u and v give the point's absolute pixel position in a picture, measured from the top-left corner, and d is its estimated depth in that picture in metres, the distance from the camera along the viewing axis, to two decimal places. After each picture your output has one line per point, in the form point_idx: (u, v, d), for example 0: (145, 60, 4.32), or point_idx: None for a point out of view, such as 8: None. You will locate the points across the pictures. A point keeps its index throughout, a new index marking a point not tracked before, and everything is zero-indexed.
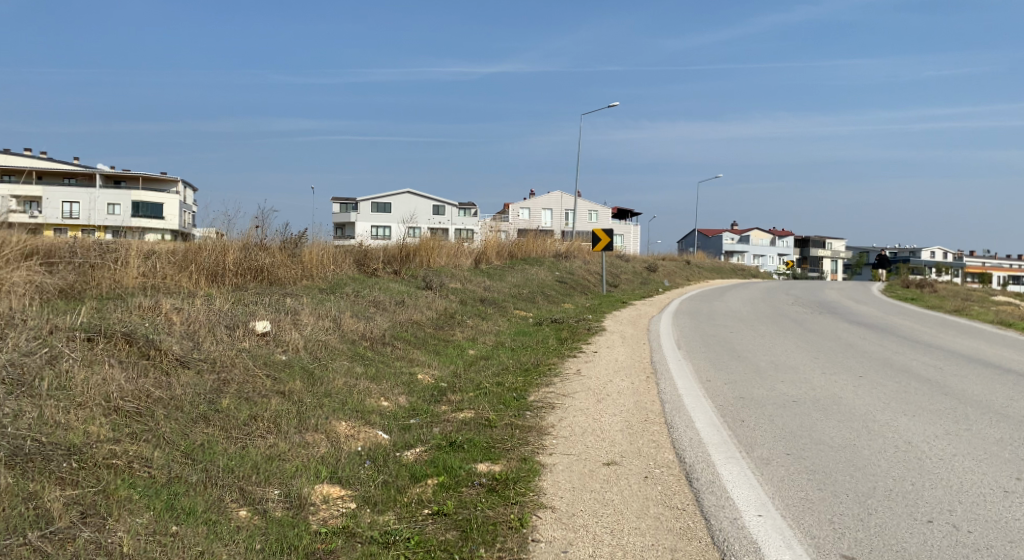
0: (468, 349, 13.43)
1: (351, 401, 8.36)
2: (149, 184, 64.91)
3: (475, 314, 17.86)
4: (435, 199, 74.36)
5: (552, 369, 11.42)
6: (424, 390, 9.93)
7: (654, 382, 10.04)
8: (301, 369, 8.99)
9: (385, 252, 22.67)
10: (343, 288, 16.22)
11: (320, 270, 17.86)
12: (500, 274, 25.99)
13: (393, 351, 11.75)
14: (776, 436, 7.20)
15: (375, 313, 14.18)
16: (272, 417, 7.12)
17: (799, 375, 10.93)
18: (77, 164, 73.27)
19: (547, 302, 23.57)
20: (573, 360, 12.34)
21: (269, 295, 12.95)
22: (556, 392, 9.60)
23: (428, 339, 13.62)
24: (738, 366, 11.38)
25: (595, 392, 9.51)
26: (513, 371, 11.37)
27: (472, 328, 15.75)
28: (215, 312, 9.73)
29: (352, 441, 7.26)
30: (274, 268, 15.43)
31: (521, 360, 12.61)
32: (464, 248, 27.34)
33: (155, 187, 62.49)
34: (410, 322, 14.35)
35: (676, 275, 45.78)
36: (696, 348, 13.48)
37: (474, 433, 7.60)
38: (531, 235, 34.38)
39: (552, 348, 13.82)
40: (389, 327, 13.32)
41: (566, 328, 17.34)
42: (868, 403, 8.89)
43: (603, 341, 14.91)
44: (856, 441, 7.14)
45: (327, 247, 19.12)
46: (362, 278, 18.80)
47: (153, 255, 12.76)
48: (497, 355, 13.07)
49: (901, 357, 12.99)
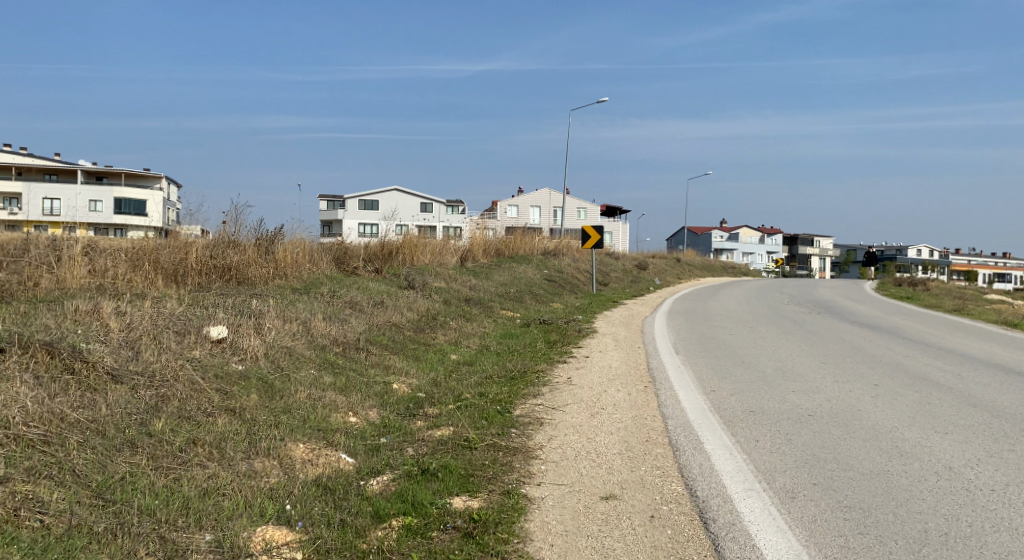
0: (450, 354, 12.46)
1: (312, 418, 7.40)
2: (133, 180, 63.87)
3: (459, 316, 16.89)
4: (423, 196, 73.32)
5: (540, 377, 10.46)
6: (400, 402, 8.97)
7: (653, 393, 9.10)
8: (259, 381, 8.02)
9: (366, 250, 21.67)
10: (318, 289, 15.22)
11: (296, 269, 16.87)
12: (486, 273, 25.04)
13: (368, 358, 10.78)
14: (796, 462, 6.27)
15: (351, 315, 13.19)
16: (215, 442, 6.15)
17: (810, 383, 9.99)
18: (59, 161, 71.95)
19: (535, 301, 22.62)
20: (563, 367, 11.38)
21: (235, 296, 11.96)
22: (545, 405, 8.65)
23: (408, 342, 12.66)
24: (743, 375, 10.43)
25: (589, 406, 8.55)
26: (497, 380, 10.42)
27: (456, 330, 14.78)
28: (164, 317, 8.75)
29: (310, 469, 6.29)
30: (243, 266, 14.45)
31: (507, 365, 11.65)
32: (449, 247, 26.36)
33: (139, 184, 61.50)
34: (388, 324, 13.39)
35: (668, 274, 44.80)
36: (696, 353, 12.54)
37: (451, 457, 6.64)
38: (520, 233, 33.42)
39: (541, 353, 12.87)
40: (366, 330, 12.34)
41: (556, 330, 16.39)
42: (892, 417, 7.94)
43: (595, 345, 13.97)
44: (889, 466, 6.21)
45: (303, 243, 18.12)
46: (342, 277, 17.83)
47: (107, 252, 11.77)
48: (482, 361, 12.11)
49: (915, 362, 12.07)
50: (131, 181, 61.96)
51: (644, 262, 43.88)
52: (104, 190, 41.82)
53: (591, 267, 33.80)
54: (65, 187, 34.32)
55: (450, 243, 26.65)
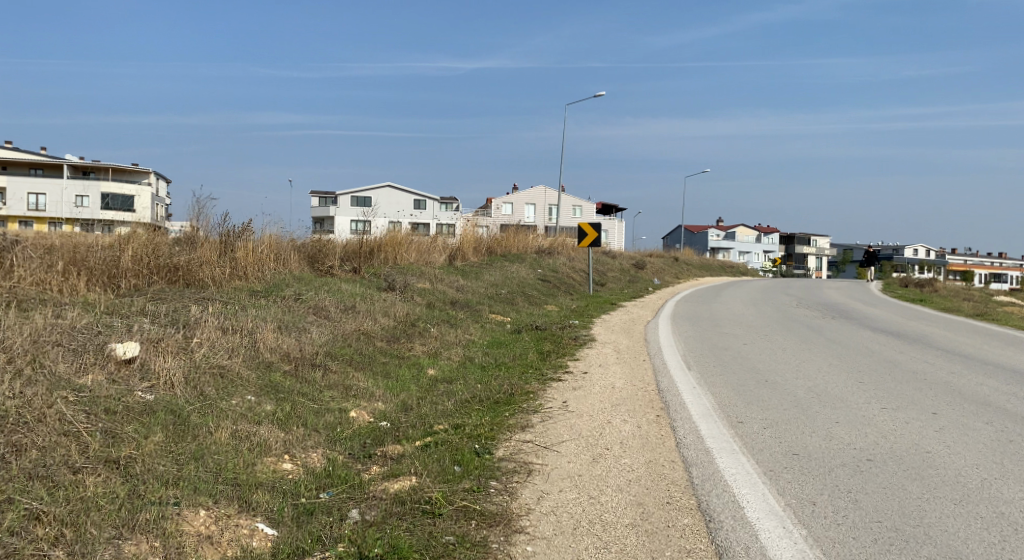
0: (427, 370, 10.76)
1: (232, 472, 5.73)
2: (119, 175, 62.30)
3: (442, 321, 15.16)
4: (417, 193, 71.73)
5: (528, 402, 8.73)
6: (354, 439, 7.24)
7: (668, 426, 7.41)
8: (169, 418, 6.32)
9: (343, 249, 19.92)
10: (281, 292, 13.49)
11: (260, 269, 15.18)
12: (476, 273, 23.31)
13: (323, 379, 9.02)
14: (877, 544, 4.60)
15: (312, 323, 11.44)
16: (71, 515, 4.54)
17: (854, 408, 8.27)
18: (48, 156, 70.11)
19: (528, 303, 20.93)
20: (556, 387, 9.65)
21: (171, 304, 10.22)
22: (533, 444, 6.93)
23: (378, 354, 10.96)
24: (772, 399, 8.71)
25: (589, 445, 6.84)
26: (478, 404, 8.72)
27: (436, 339, 13.05)
28: (58, 334, 7.08)
29: (207, 552, 4.61)
30: (190, 268, 12.70)
31: (492, 384, 9.94)
32: (437, 245, 24.59)
33: (127, 179, 60.00)
34: (358, 333, 11.69)
35: (665, 272, 43.14)
36: (711, 369, 10.83)
37: (404, 532, 4.94)
38: (512, 230, 31.63)
39: (531, 368, 11.16)
40: (327, 342, 10.60)
41: (550, 338, 14.68)
42: (974, 459, 6.22)
43: (593, 358, 12.25)
44: (1007, 551, 4.52)
45: (271, 238, 16.42)
46: (313, 277, 16.12)
47: (20, 253, 10.12)
48: (463, 379, 10.37)
49: (966, 379, 10.31)
50: (118, 177, 60.15)
51: (640, 261, 42.07)
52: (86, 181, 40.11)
53: (588, 267, 32.05)
54: (46, 179, 32.67)
55: (437, 240, 24.90)
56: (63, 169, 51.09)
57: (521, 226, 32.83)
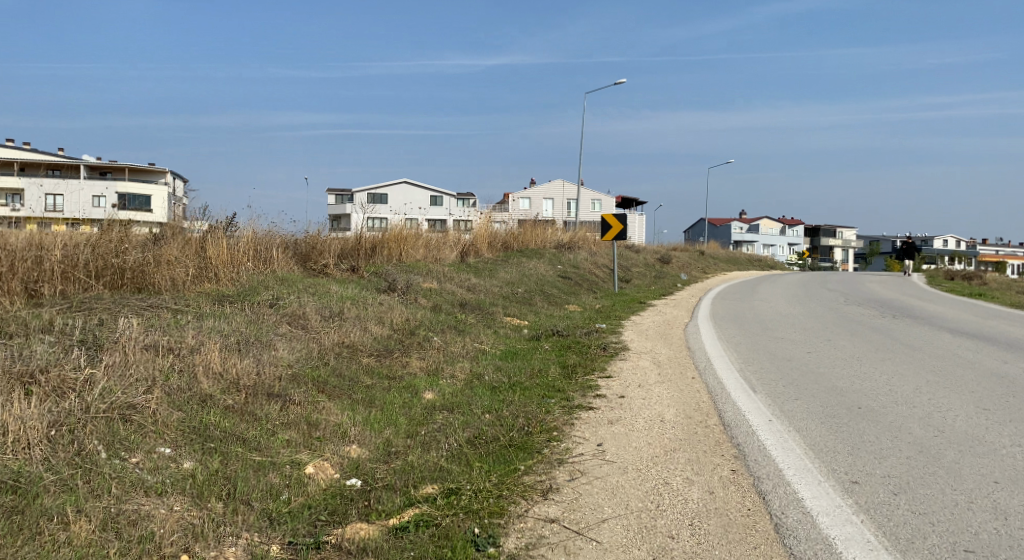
0: (422, 395, 8.50)
1: None
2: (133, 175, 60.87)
3: (448, 328, 12.92)
4: (433, 190, 69.74)
5: (550, 447, 6.50)
6: (301, 516, 5.02)
7: (755, 494, 5.19)
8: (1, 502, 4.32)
9: (341, 246, 17.68)
10: (255, 296, 11.28)
11: (237, 268, 12.97)
12: (490, 270, 21.10)
13: (277, 416, 6.76)
14: None
15: (282, 336, 9.21)
16: None
17: (1008, 454, 5.97)
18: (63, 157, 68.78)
19: (548, 304, 18.66)
20: (586, 422, 7.42)
21: (94, 316, 8.00)
22: (561, 527, 4.75)
23: (360, 375, 8.71)
24: (884, 440, 6.46)
25: (641, 531, 4.62)
26: (484, 452, 6.41)
27: (439, 351, 10.81)
28: None
29: None
30: (140, 268, 10.49)
31: (503, 418, 7.65)
32: (448, 241, 22.32)
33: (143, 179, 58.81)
34: (339, 348, 9.46)
35: (691, 267, 40.74)
36: (783, 392, 8.61)
37: None
38: (530, 225, 29.32)
39: (553, 391, 8.91)
40: (296, 362, 8.37)
41: (576, 348, 12.38)
42: None
43: (631, 374, 9.94)
44: None
45: (251, 233, 14.23)
46: (299, 278, 13.90)
47: None
48: (467, 407, 8.12)
49: None
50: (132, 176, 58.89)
51: (665, 255, 39.80)
52: (94, 181, 38.33)
53: (611, 263, 29.72)
54: (46, 178, 30.86)
55: (448, 236, 22.65)
56: (76, 168, 49.43)
57: (539, 220, 30.56)
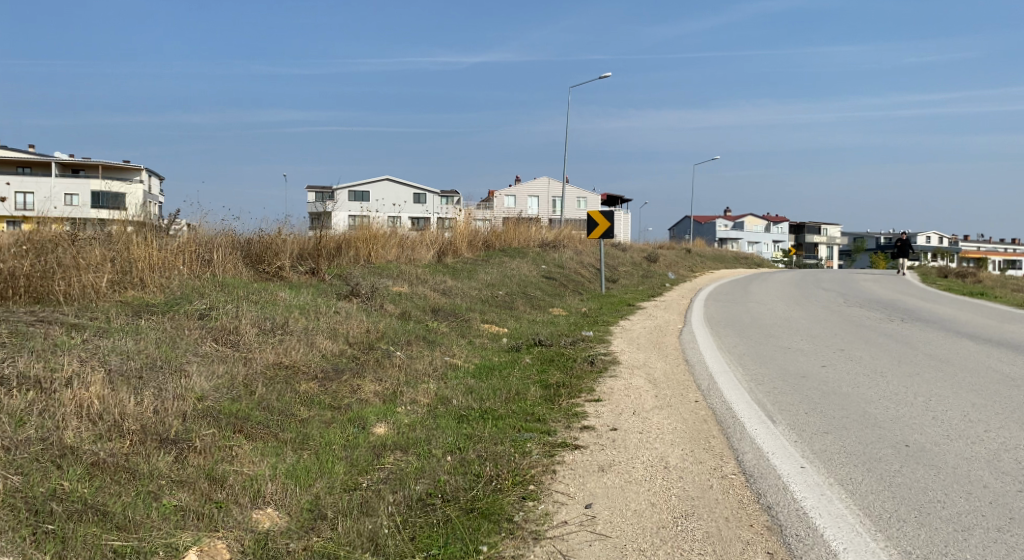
0: (368, 430, 6.90)
1: None
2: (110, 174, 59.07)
3: (414, 339, 11.31)
4: (416, 188, 68.15)
5: (525, 513, 4.95)
6: None
7: None
8: None
9: (302, 246, 16.01)
10: (184, 306, 9.64)
11: (172, 272, 11.33)
12: (468, 271, 19.49)
13: (168, 472, 5.15)
14: None
15: (203, 358, 7.60)
16: None
17: None
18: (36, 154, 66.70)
19: (530, 308, 17.10)
20: (572, 470, 5.87)
21: None
22: None
23: (295, 406, 7.11)
24: (957, 501, 4.99)
25: None
26: (435, 523, 4.79)
27: (400, 369, 9.20)
28: None
29: None
30: (40, 276, 8.86)
31: (467, 463, 6.06)
32: (423, 239, 20.66)
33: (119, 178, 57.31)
34: (273, 372, 7.86)
35: (679, 266, 39.28)
36: (809, 423, 7.11)
37: None
38: (511, 222, 27.70)
39: (531, 423, 7.33)
40: (212, 392, 6.76)
41: (559, 361, 10.84)
42: None
43: (625, 398, 8.39)
44: None
45: (192, 233, 12.59)
46: (247, 282, 12.27)
47: None
48: (424, 447, 6.53)
49: None
50: (108, 174, 57.53)
51: (652, 253, 38.38)
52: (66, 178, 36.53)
53: (598, 262, 28.16)
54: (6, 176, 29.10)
55: (423, 234, 21.02)
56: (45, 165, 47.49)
57: (521, 217, 28.98)
